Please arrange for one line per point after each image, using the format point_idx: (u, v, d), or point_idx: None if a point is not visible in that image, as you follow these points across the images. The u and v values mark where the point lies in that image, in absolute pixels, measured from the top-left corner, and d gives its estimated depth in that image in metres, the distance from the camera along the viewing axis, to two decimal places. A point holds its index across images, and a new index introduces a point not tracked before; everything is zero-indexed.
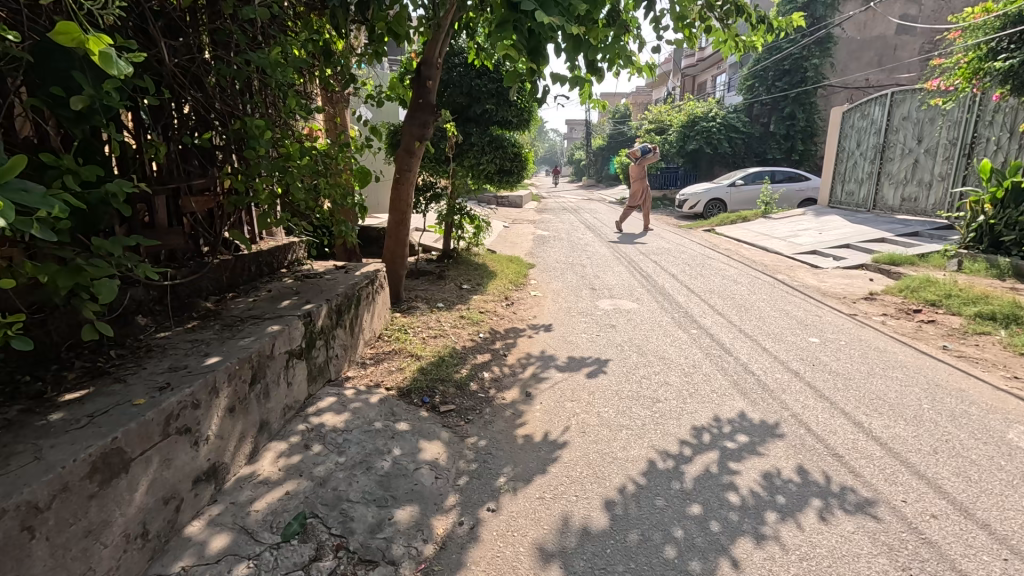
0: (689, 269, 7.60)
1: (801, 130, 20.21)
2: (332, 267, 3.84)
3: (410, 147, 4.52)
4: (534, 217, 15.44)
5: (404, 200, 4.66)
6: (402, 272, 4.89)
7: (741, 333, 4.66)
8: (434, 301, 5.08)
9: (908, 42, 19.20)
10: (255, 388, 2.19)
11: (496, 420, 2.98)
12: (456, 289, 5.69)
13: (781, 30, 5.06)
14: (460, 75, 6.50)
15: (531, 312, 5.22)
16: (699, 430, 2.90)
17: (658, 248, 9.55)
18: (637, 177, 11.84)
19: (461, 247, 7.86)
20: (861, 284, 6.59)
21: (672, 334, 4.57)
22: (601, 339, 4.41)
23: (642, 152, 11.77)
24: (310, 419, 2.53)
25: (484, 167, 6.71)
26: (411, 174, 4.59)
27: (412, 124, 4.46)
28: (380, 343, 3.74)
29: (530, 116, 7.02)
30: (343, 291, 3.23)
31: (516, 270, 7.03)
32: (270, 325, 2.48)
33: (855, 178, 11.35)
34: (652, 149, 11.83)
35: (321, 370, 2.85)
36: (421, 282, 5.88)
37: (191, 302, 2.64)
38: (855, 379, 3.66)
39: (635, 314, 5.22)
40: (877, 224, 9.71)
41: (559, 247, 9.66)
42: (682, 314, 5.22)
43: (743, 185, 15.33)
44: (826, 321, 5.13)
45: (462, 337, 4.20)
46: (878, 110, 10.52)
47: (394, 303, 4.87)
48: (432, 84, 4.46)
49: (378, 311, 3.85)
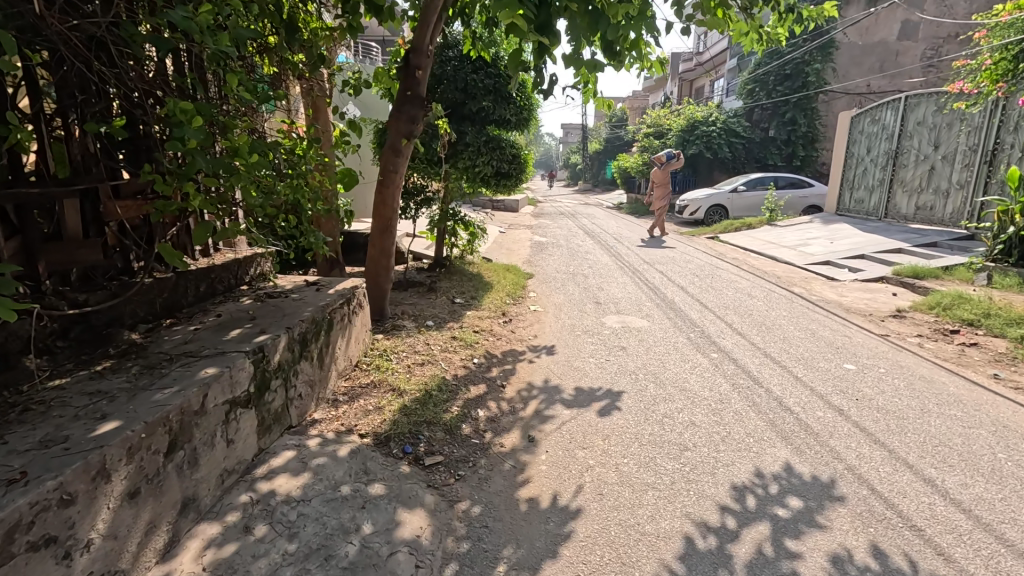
0: (699, 281, 7.09)
1: (802, 135, 19.84)
2: (302, 283, 3.29)
3: (396, 146, 3.97)
4: (531, 222, 14.94)
5: (390, 205, 4.12)
6: (386, 287, 4.36)
7: (767, 358, 4.15)
8: (423, 319, 4.54)
9: (910, 47, 18.96)
10: (174, 457, 1.65)
11: (493, 477, 2.44)
12: (448, 303, 5.14)
13: (810, 21, 4.57)
14: (455, 70, 5.99)
15: (531, 331, 4.68)
16: (741, 490, 2.38)
17: (662, 257, 9.05)
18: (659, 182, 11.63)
19: (454, 255, 7.34)
20: (885, 300, 6.12)
21: (690, 360, 4.06)
22: (611, 365, 3.89)
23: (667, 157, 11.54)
24: (257, 486, 1.99)
25: (480, 169, 6.17)
26: (397, 176, 4.05)
27: (399, 119, 3.93)
28: (357, 374, 3.20)
29: (530, 115, 6.55)
30: (310, 314, 2.69)
31: (513, 280, 6.50)
32: (204, 367, 1.92)
33: (865, 185, 10.92)
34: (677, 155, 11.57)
35: (277, 417, 2.30)
36: (410, 295, 5.33)
37: (110, 334, 2.11)
38: (910, 419, 3.15)
39: (646, 334, 4.70)
40: (891, 234, 9.27)
41: (558, 254, 9.14)
42: (698, 334, 4.70)
43: (744, 191, 14.94)
44: (857, 342, 4.63)
45: (453, 364, 3.66)
46: (890, 114, 10.11)
47: (377, 321, 4.34)
48: (422, 75, 3.95)
49: (355, 335, 3.30)
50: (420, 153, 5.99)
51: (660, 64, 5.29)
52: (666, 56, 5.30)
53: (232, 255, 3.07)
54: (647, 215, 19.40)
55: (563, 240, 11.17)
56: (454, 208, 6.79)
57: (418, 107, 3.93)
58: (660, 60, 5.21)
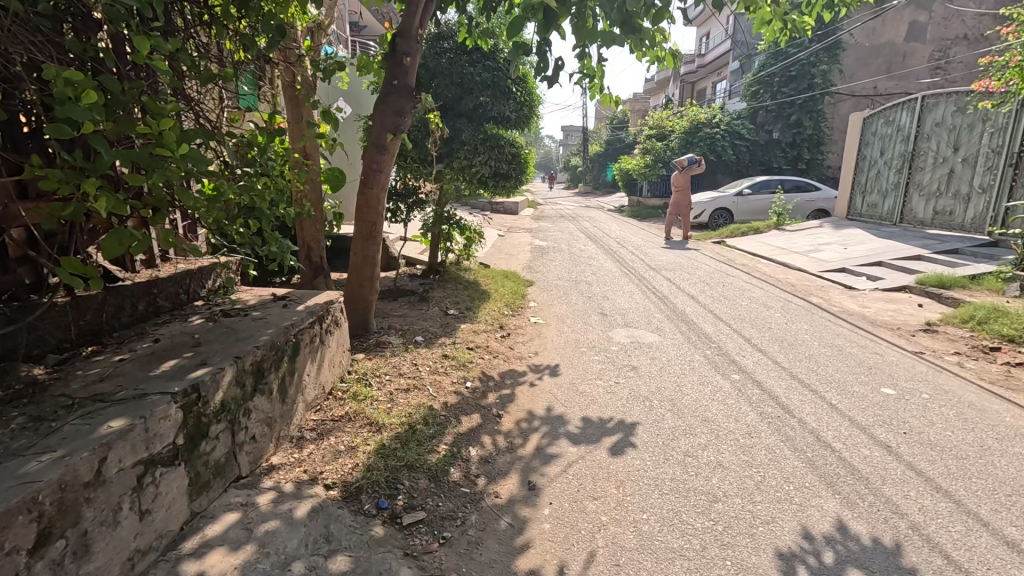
0: (710, 290, 6.65)
1: (807, 138, 19.42)
2: (269, 298, 2.85)
3: (382, 142, 3.53)
4: (531, 225, 14.53)
5: (375, 207, 3.68)
6: (371, 298, 3.94)
7: (795, 381, 3.71)
8: (412, 334, 4.10)
9: (918, 49, 18.61)
10: (47, 552, 1.22)
11: (486, 540, 2.01)
12: (440, 315, 4.70)
13: (841, 7, 4.14)
14: (450, 63, 5.58)
15: (531, 348, 4.24)
16: (789, 560, 1.94)
17: (668, 263, 8.63)
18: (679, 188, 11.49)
19: (449, 261, 6.91)
20: (911, 312, 5.70)
21: (709, 383, 3.62)
22: (621, 390, 3.45)
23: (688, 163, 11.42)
24: (181, 568, 1.55)
25: (477, 169, 5.74)
26: (384, 177, 3.61)
27: (384, 111, 3.49)
28: (330, 404, 2.75)
29: (531, 112, 6.15)
30: (268, 338, 2.25)
31: (512, 289, 6.06)
32: (109, 418, 1.49)
33: (878, 189, 10.52)
34: (698, 160, 11.43)
35: (218, 470, 1.86)
36: (399, 306, 4.90)
37: (5, 369, 1.69)
38: (970, 458, 2.71)
39: (658, 351, 4.27)
40: (907, 240, 8.86)
41: (559, 260, 8.71)
42: (716, 352, 4.27)
43: (750, 194, 14.53)
44: (890, 361, 4.20)
45: (443, 389, 3.22)
46: (905, 115, 9.71)
47: (361, 337, 3.92)
48: (411, 62, 3.51)
49: (328, 358, 2.85)
50: (412, 152, 5.54)
51: (672, 57, 4.92)
52: (679, 48, 4.91)
53: (185, 267, 2.63)
54: (649, 218, 18.99)
55: (565, 244, 10.73)
56: (450, 210, 6.36)
57: (407, 99, 3.50)
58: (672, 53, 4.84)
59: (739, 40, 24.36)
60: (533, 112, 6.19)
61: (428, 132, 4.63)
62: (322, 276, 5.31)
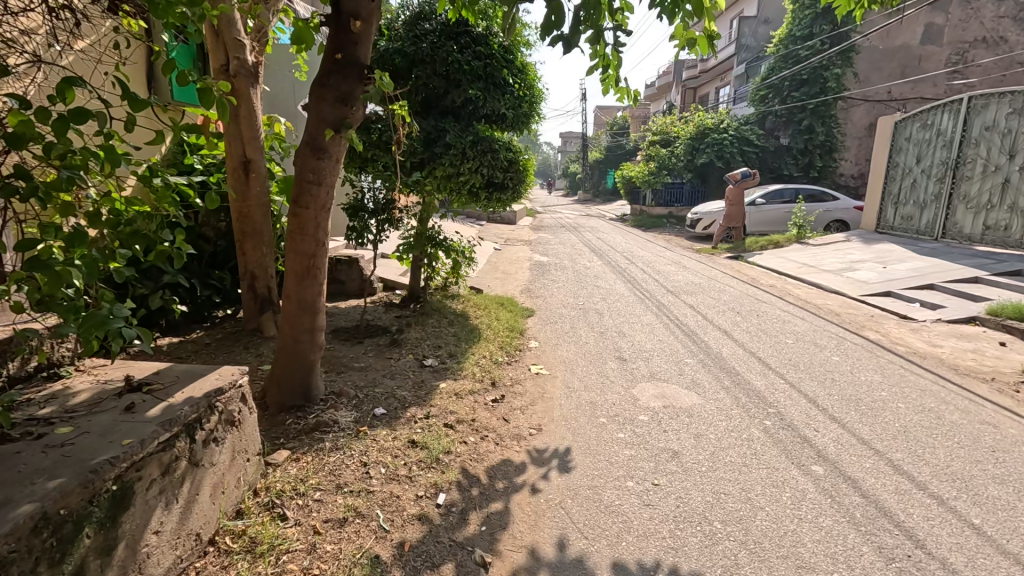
0: (743, 322, 5.61)
1: (820, 144, 18.37)
2: (107, 391, 1.77)
3: (321, 142, 2.44)
4: (530, 236, 13.46)
5: (316, 231, 2.59)
6: (317, 356, 2.89)
7: (904, 478, 2.65)
8: (373, 403, 3.02)
9: (934, 52, 17.73)
10: None
11: None
12: (415, 368, 3.63)
13: None
14: (432, 47, 4.54)
15: (532, 419, 3.17)
16: None
17: (687, 284, 7.60)
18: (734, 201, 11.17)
19: (434, 286, 5.85)
20: (997, 354, 4.66)
21: (786, 483, 2.57)
22: (663, 501, 2.39)
23: (742, 175, 11.10)
24: None
25: (466, 179, 4.70)
26: (326, 191, 2.52)
27: (322, 97, 2.40)
28: (205, 569, 1.68)
29: (531, 110, 5.16)
30: (36, 508, 1.18)
31: (509, 323, 5.01)
32: None
33: (913, 200, 9.55)
34: (751, 172, 11.03)
35: None
36: (363, 355, 3.84)
37: None
38: None
39: (701, 423, 3.20)
40: (956, 258, 7.87)
41: (563, 280, 7.65)
42: (778, 424, 3.21)
43: (764, 204, 13.53)
44: (1011, 434, 3.15)
45: (401, 507, 2.15)
46: (948, 118, 8.75)
47: (304, 408, 2.86)
48: (363, 28, 2.45)
49: (209, 484, 1.78)
50: (384, 156, 4.44)
51: (708, 40, 3.86)
52: (716, 28, 3.86)
53: None
54: (655, 228, 17.98)
55: (567, 259, 9.68)
56: (434, 227, 5.33)
57: (354, 80, 2.43)
58: (708, 35, 3.78)
59: (745, 44, 23.46)
60: (531, 109, 5.18)
61: (394, 131, 3.62)
62: (271, 310, 4.29)
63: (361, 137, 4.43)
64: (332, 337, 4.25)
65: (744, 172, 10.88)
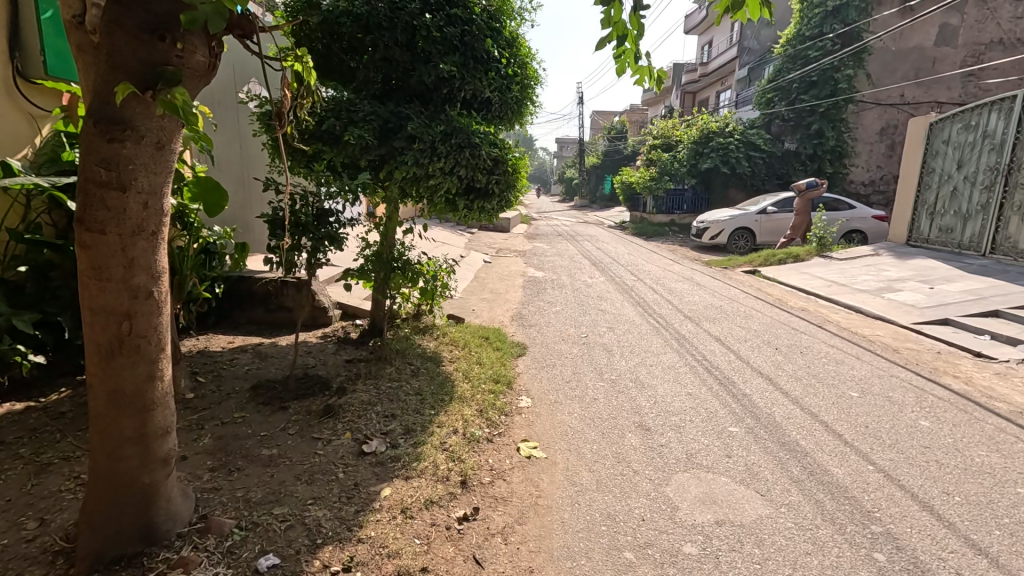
0: (787, 364, 4.48)
1: (830, 149, 17.24)
2: None
3: (113, 108, 1.28)
4: (523, 246, 12.35)
5: (127, 271, 1.42)
6: (162, 471, 1.72)
7: None
8: (259, 542, 1.87)
9: (948, 54, 16.83)
10: None
11: None
12: (350, 461, 2.47)
13: None
14: (391, 8, 3.43)
15: (518, 559, 2.03)
16: None
17: (706, 307, 6.52)
18: (799, 209, 11.34)
19: (404, 317, 4.72)
20: None
21: None
22: None
23: (809, 185, 11.08)
24: None
25: (436, 183, 3.57)
26: (134, 197, 1.36)
27: (116, 24, 1.24)
28: None
29: (523, 94, 4.05)
30: None
31: (495, 371, 3.86)
32: None
33: (953, 210, 8.52)
34: (818, 182, 11.17)
35: None
36: (282, 434, 2.68)
37: None
38: None
39: (779, 562, 2.06)
40: (1016, 279, 6.81)
41: (561, 301, 6.54)
42: (898, 562, 2.08)
43: (775, 213, 12.51)
44: None
45: None
46: (997, 120, 7.77)
47: (140, 561, 1.70)
48: None
49: None
50: (332, 152, 3.34)
51: None
52: None
53: None
54: (658, 237, 16.88)
55: (564, 274, 8.60)
56: (403, 245, 4.20)
57: None
58: None
59: (746, 48, 22.60)
60: (523, 95, 4.07)
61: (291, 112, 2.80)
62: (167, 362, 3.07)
63: (295, 127, 3.34)
64: (250, 399, 3.09)
65: (810, 181, 11.15)
